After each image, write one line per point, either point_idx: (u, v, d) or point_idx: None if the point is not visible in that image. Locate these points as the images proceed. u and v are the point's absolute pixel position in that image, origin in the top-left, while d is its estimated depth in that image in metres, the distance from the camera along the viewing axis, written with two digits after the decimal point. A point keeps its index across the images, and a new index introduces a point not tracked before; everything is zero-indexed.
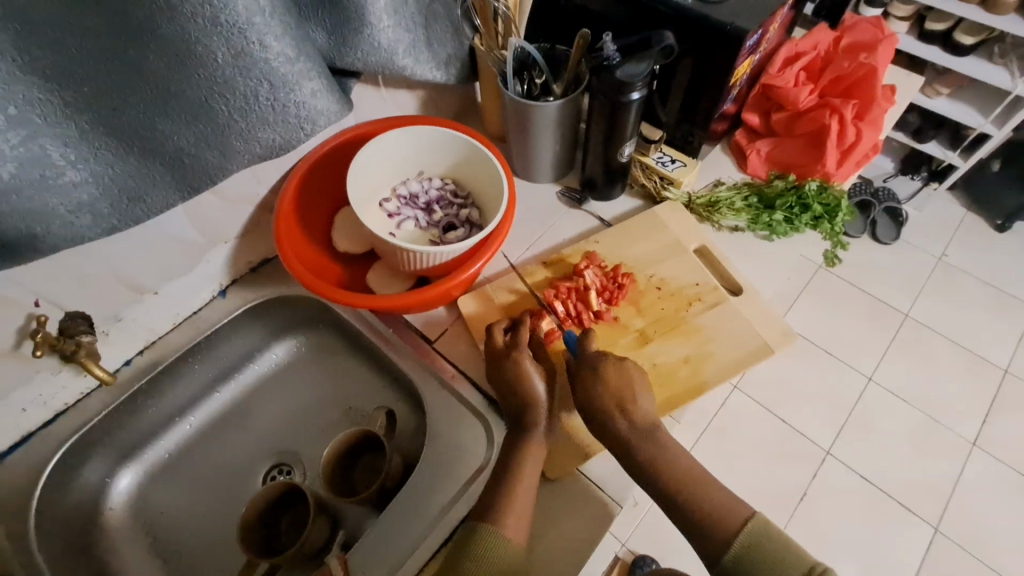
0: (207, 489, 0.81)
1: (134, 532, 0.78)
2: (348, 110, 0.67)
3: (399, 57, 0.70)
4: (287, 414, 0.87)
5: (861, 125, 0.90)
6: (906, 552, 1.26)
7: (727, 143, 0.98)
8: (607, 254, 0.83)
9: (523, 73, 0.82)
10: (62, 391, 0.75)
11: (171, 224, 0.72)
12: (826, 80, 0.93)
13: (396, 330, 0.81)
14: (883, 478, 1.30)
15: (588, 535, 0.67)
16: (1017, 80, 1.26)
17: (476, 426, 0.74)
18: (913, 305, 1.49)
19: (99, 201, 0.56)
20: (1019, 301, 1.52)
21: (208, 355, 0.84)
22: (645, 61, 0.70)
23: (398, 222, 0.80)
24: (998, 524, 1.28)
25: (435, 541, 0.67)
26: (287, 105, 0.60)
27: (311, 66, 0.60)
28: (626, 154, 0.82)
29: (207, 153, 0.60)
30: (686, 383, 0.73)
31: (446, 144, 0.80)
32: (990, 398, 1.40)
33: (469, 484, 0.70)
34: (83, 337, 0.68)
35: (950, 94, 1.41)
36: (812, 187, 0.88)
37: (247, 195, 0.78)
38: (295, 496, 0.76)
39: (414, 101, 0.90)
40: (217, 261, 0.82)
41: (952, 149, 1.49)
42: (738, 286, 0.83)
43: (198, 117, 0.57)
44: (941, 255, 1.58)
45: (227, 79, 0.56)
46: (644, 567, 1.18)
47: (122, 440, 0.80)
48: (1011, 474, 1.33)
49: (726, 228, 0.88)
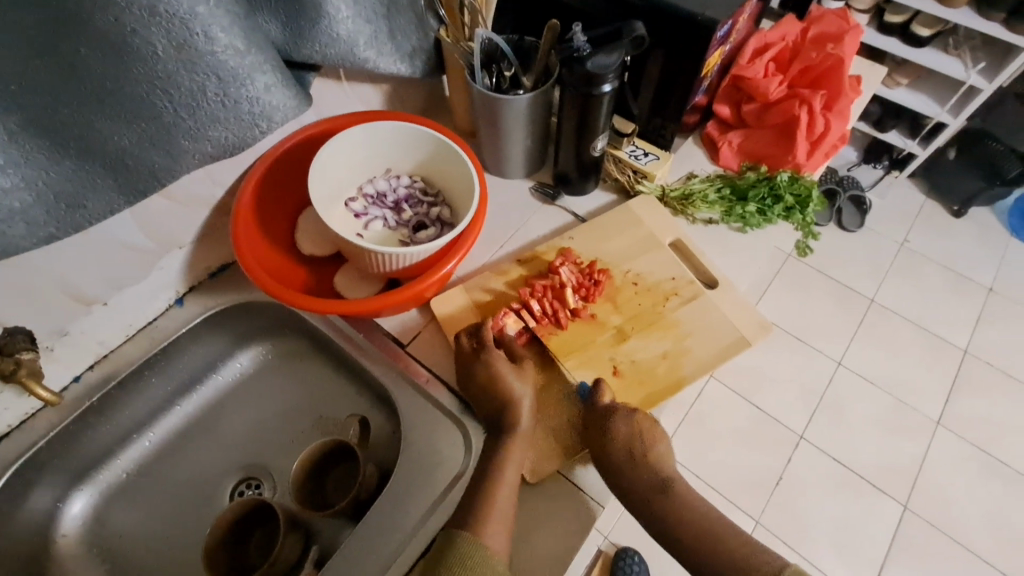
0: (170, 509, 0.77)
1: (90, 559, 0.73)
2: (308, 106, 0.63)
3: (360, 50, 0.66)
4: (254, 425, 0.83)
5: (829, 116, 0.91)
6: (878, 531, 1.29)
7: (699, 135, 0.97)
8: (582, 250, 0.82)
9: (492, 65, 0.79)
10: (4, 412, 0.69)
11: (119, 230, 0.67)
12: (794, 71, 0.94)
13: (367, 335, 0.78)
14: (855, 460, 1.34)
15: (571, 538, 0.65)
16: (971, 71, 1.30)
17: (453, 432, 0.72)
18: (879, 290, 1.53)
19: (33, 208, 0.51)
20: (976, 284, 1.57)
21: (166, 367, 0.80)
22: (617, 52, 0.68)
23: (365, 222, 0.77)
24: (963, 499, 1.33)
25: (413, 553, 0.65)
26: (239, 100, 0.56)
27: (263, 59, 0.56)
28: (599, 148, 0.81)
29: (152, 153, 0.56)
30: (665, 379, 0.73)
31: (413, 140, 0.77)
32: (952, 378, 1.45)
33: (448, 491, 0.68)
34: (23, 354, 0.63)
35: (908, 84, 1.44)
36: (784, 178, 0.88)
37: (201, 197, 0.74)
38: (264, 513, 0.72)
39: (379, 95, 0.86)
40: (172, 268, 0.77)
41: (912, 138, 1.53)
42: (714, 279, 0.82)
43: (141, 115, 0.53)
44: (904, 241, 1.63)
45: (171, 73, 0.52)
46: (627, 558, 1.18)
47: (74, 461, 0.75)
48: (973, 450, 1.38)
49: (700, 221, 0.88)
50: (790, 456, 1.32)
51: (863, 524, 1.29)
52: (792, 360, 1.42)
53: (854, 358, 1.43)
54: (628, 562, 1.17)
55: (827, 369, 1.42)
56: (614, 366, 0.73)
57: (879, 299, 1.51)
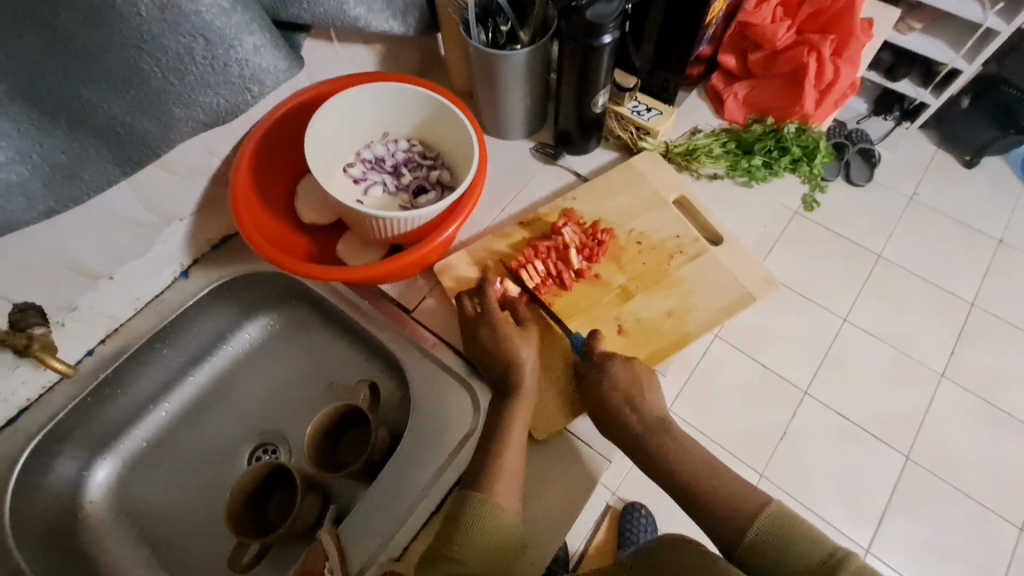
0: (190, 474, 0.80)
1: (118, 523, 0.77)
2: (299, 68, 0.61)
3: (350, 7, 0.64)
4: (266, 393, 0.85)
5: (839, 62, 0.88)
6: (880, 479, 1.32)
7: (703, 88, 0.94)
8: (585, 210, 0.81)
9: (488, 20, 0.76)
10: (22, 387, 0.71)
11: (117, 203, 0.67)
12: (803, 15, 0.90)
13: (372, 301, 0.79)
14: (859, 414, 1.34)
15: (579, 493, 0.67)
16: (989, 12, 1.25)
17: (461, 394, 0.73)
18: (888, 244, 1.49)
19: (30, 180, 0.51)
20: (985, 236, 1.55)
21: (176, 339, 0.81)
22: (617, 0, 0.66)
23: (365, 188, 0.76)
24: (964, 448, 1.35)
25: (427, 509, 0.67)
26: (228, 63, 0.55)
27: (250, 18, 0.54)
28: (601, 104, 0.79)
29: (145, 122, 0.55)
30: (670, 337, 0.73)
31: (410, 102, 0.75)
32: (958, 331, 1.44)
33: (458, 450, 0.70)
34: (36, 329, 0.66)
35: (923, 28, 1.37)
36: (791, 129, 0.85)
37: (198, 167, 0.73)
38: (281, 476, 0.75)
39: (372, 55, 0.83)
40: (174, 241, 0.77)
41: (924, 87, 1.47)
42: (719, 237, 0.81)
43: (130, 81, 0.52)
44: (914, 194, 1.59)
45: (155, 36, 0.50)
46: (634, 512, 1.21)
47: (95, 432, 0.78)
48: (976, 400, 1.39)
49: (705, 176, 0.86)
50: (794, 411, 1.33)
51: (864, 474, 1.32)
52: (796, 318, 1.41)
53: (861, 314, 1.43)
54: (635, 514, 1.21)
55: (834, 324, 1.38)
56: (618, 325, 0.74)
57: (887, 254, 1.48)
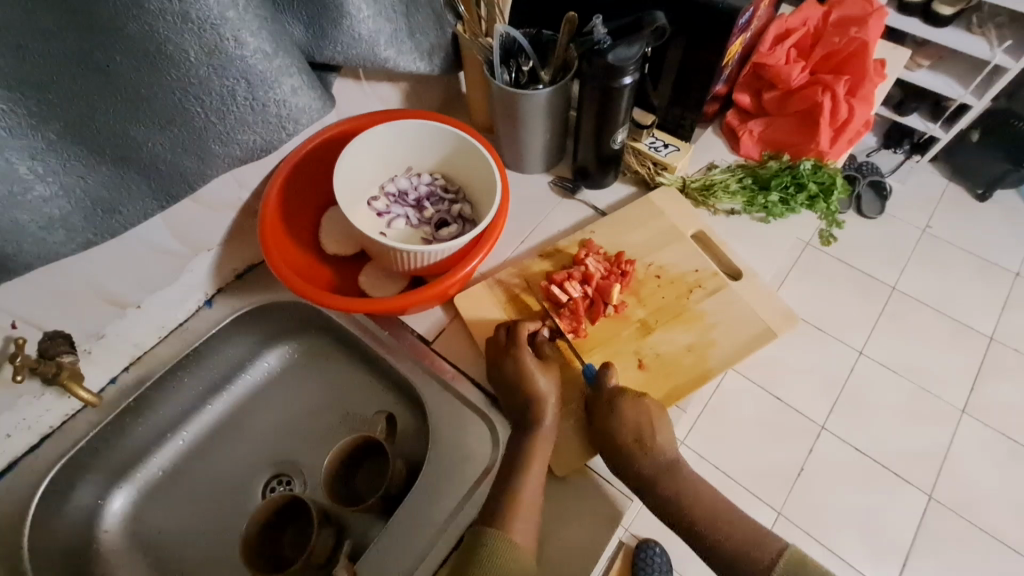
0: (206, 504, 0.79)
1: (132, 553, 0.76)
2: (331, 107, 0.64)
3: (381, 50, 0.67)
4: (281, 422, 0.85)
5: (853, 101, 0.89)
6: (904, 516, 1.27)
7: (719, 125, 0.96)
8: (605, 241, 0.82)
9: (510, 60, 0.78)
10: (47, 413, 0.72)
11: (152, 234, 0.69)
12: (817, 55, 0.93)
13: (393, 332, 0.79)
14: (878, 450, 1.32)
15: (600, 532, 0.66)
16: (996, 51, 1.26)
17: (479, 425, 0.73)
18: (901, 277, 1.51)
19: (72, 214, 0.53)
20: (1003, 270, 1.54)
21: (198, 366, 0.81)
22: (638, 44, 0.68)
23: (388, 221, 0.78)
24: (991, 491, 1.30)
25: (444, 545, 0.66)
26: (267, 104, 0.57)
27: (290, 62, 0.57)
28: (620, 141, 0.80)
29: (185, 158, 0.57)
30: (690, 372, 0.73)
31: (434, 139, 0.77)
32: (978, 365, 1.42)
33: (476, 486, 0.69)
34: (64, 357, 0.66)
35: (932, 65, 1.40)
36: (807, 166, 0.86)
37: (228, 200, 0.75)
38: (297, 509, 0.74)
39: (397, 93, 0.87)
40: (200, 271, 0.78)
41: (934, 121, 1.48)
42: (737, 271, 0.81)
43: (173, 121, 0.54)
44: (927, 226, 1.59)
45: (202, 78, 0.53)
46: (649, 551, 1.17)
47: (114, 460, 0.78)
48: (999, 437, 1.35)
49: (722, 211, 0.87)
50: (812, 446, 1.32)
51: (883, 512, 1.27)
52: (812, 350, 1.41)
53: (877, 347, 1.42)
54: (650, 552, 1.17)
55: (848, 357, 1.40)
56: (638, 359, 0.73)
57: (901, 287, 1.49)
